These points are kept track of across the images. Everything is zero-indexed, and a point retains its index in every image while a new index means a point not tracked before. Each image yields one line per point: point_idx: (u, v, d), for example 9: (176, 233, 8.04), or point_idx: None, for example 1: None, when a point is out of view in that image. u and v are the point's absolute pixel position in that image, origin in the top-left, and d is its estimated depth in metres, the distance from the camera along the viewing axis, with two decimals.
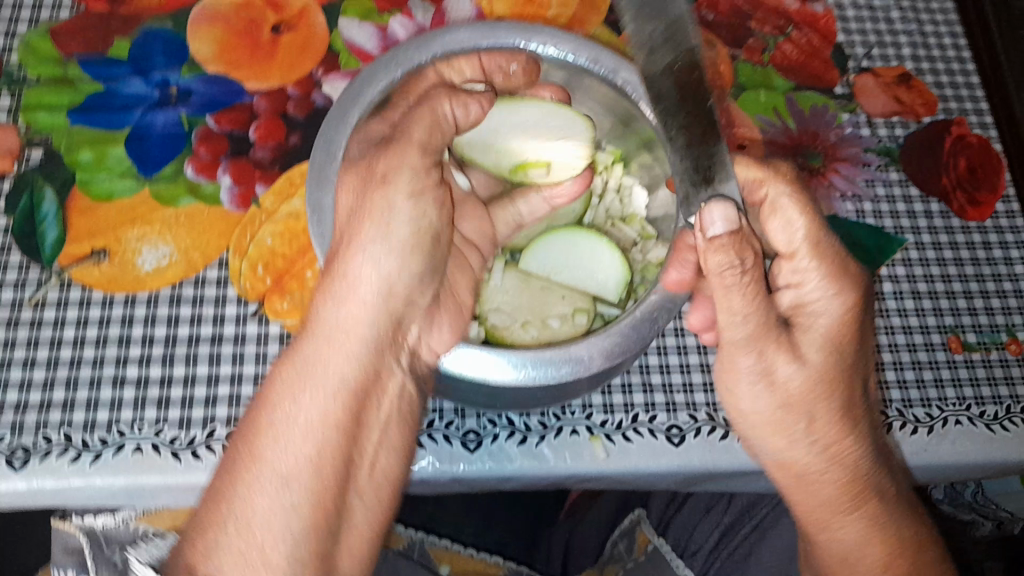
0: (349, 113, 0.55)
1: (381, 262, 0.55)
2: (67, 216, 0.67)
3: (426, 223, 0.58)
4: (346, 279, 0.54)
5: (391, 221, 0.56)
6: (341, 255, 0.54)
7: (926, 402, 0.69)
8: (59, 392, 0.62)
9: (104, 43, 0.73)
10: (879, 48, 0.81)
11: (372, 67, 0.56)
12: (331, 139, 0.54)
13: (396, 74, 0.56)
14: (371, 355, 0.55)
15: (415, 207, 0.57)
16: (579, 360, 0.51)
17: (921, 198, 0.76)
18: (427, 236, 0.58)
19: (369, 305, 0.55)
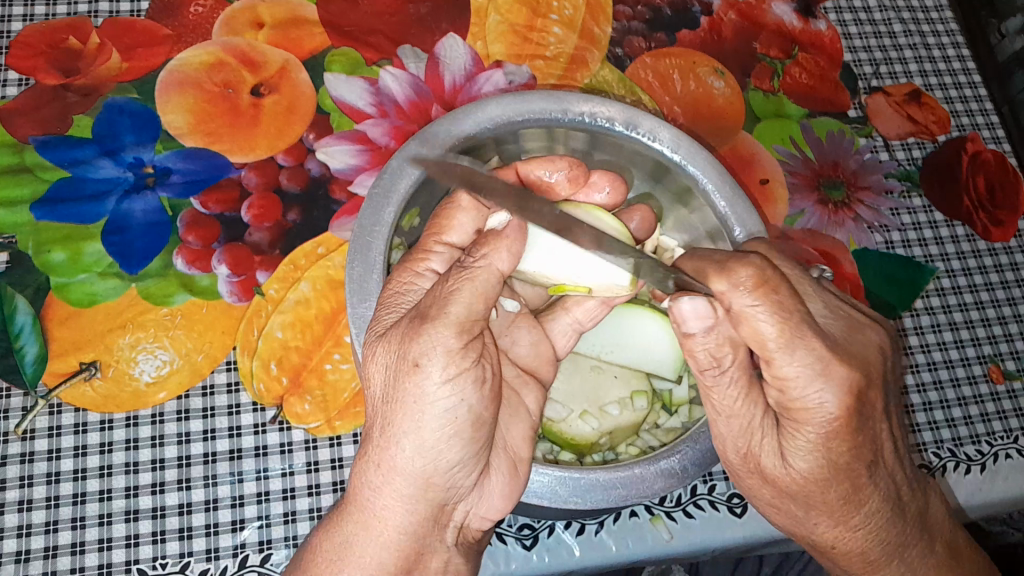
0: (384, 210, 0.51)
1: (417, 456, 0.43)
2: (46, 328, 0.59)
3: (469, 409, 0.43)
4: (382, 465, 0.43)
5: (427, 409, 0.42)
6: (380, 434, 0.43)
7: (976, 439, 0.67)
8: (65, 534, 0.55)
9: (61, 121, 0.65)
10: (887, 66, 0.79)
11: (401, 155, 0.52)
12: (368, 244, 0.50)
13: None
14: (414, 536, 0.45)
15: (454, 392, 0.42)
16: (669, 472, 0.49)
17: (946, 222, 0.74)
18: (471, 420, 0.43)
19: (410, 493, 0.44)
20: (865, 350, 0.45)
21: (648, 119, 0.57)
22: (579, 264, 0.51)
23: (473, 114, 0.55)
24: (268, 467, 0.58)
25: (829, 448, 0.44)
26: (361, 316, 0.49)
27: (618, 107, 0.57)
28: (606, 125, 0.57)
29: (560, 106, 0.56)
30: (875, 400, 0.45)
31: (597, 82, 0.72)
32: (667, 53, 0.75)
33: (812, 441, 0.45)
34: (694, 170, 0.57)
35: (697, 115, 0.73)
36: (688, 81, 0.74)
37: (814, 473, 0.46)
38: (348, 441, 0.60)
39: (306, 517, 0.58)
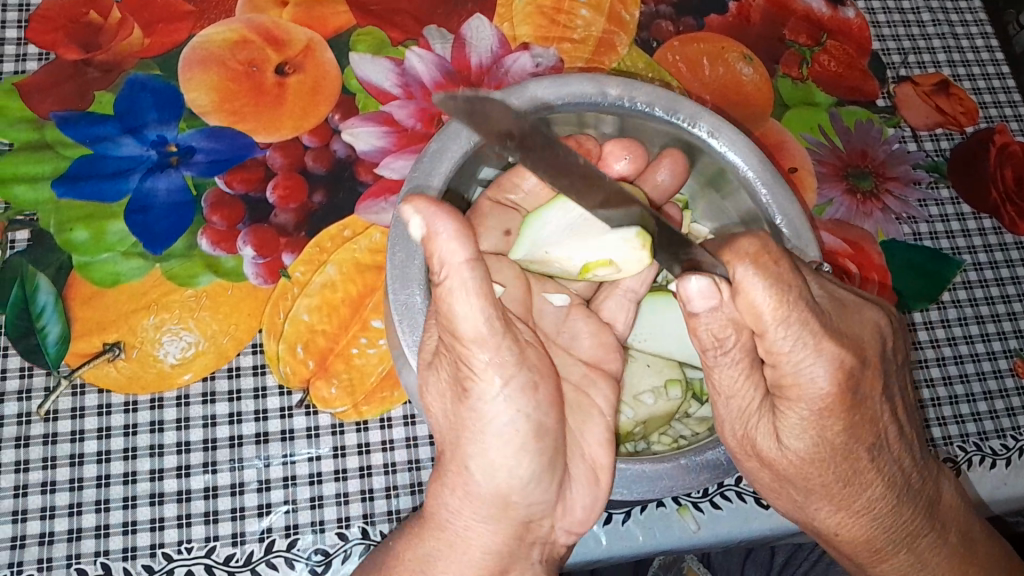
0: (424, 195, 0.50)
1: (483, 473, 0.42)
2: (68, 308, 0.59)
3: (535, 416, 0.42)
4: (455, 485, 0.43)
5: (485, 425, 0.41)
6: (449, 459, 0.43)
7: (1002, 433, 0.67)
8: (89, 516, 0.54)
9: (83, 97, 0.63)
10: (915, 55, 0.78)
11: (439, 138, 0.52)
12: (409, 230, 0.49)
13: (470, 145, 0.52)
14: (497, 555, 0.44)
15: (514, 401, 0.41)
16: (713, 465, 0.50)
17: (974, 214, 0.73)
18: (538, 429, 0.42)
19: (486, 512, 0.43)
20: (862, 333, 0.44)
21: (688, 104, 0.56)
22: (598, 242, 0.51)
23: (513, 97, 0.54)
24: (299, 451, 0.58)
25: (823, 427, 0.43)
26: (404, 303, 0.49)
27: (659, 93, 0.56)
28: (647, 110, 0.56)
29: (598, 90, 0.56)
30: (871, 378, 0.43)
31: (624, 66, 0.71)
32: (695, 38, 0.74)
33: (805, 419, 0.43)
34: (734, 157, 0.56)
35: (726, 102, 0.72)
36: (716, 67, 0.73)
37: (810, 453, 0.44)
38: (376, 426, 0.59)
39: (333, 502, 0.57)
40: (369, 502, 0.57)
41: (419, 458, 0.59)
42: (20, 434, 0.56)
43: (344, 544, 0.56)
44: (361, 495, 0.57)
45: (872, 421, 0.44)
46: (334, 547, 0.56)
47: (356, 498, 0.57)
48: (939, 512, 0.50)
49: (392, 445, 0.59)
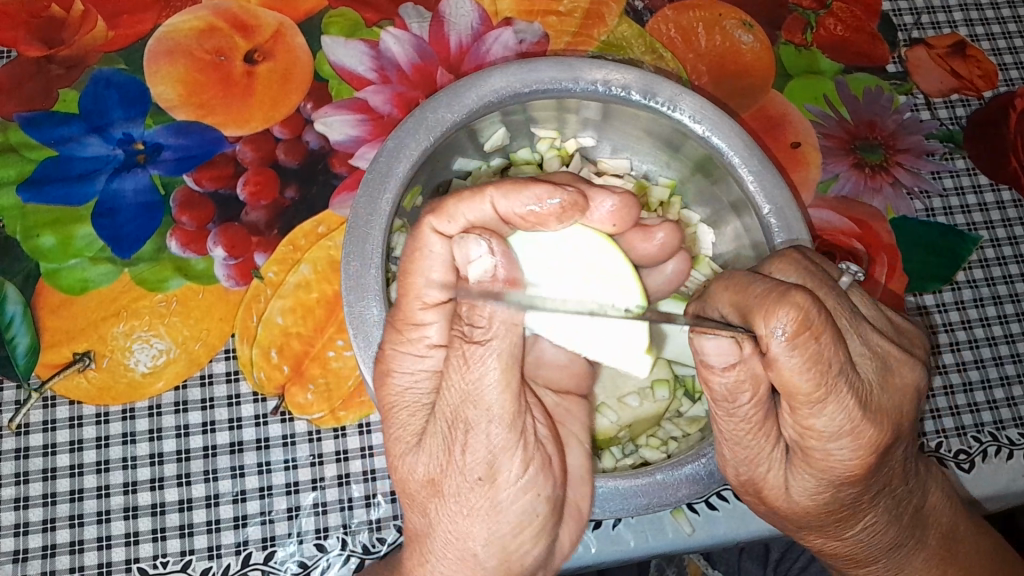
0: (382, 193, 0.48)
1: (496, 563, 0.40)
2: (37, 317, 0.57)
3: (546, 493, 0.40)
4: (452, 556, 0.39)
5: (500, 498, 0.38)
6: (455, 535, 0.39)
7: (1020, 421, 0.63)
8: (63, 532, 0.54)
9: (47, 97, 0.61)
10: (929, 15, 0.73)
11: (395, 135, 0.49)
12: (365, 234, 0.48)
13: (426, 143, 0.49)
14: None
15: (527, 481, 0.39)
16: (693, 478, 0.47)
17: (991, 187, 0.69)
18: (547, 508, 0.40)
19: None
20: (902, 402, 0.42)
21: (667, 86, 0.52)
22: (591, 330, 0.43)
23: (474, 87, 0.51)
24: (274, 459, 0.56)
25: (836, 491, 0.42)
26: (359, 315, 0.47)
27: (638, 74, 0.52)
28: (621, 94, 0.52)
29: (570, 74, 0.52)
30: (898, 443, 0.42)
31: (615, 39, 0.67)
32: (692, 6, 0.69)
33: (814, 480, 0.42)
34: (719, 142, 0.52)
35: (724, 74, 0.68)
36: (715, 37, 0.69)
37: (823, 505, 0.43)
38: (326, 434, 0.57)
39: (310, 513, 0.55)
40: (348, 512, 0.56)
41: (377, 467, 0.57)
42: None
43: (322, 555, 0.55)
44: (339, 505, 0.56)
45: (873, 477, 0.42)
46: (313, 559, 0.54)
47: (334, 508, 0.56)
48: (921, 519, 0.47)
49: (371, 452, 0.57)
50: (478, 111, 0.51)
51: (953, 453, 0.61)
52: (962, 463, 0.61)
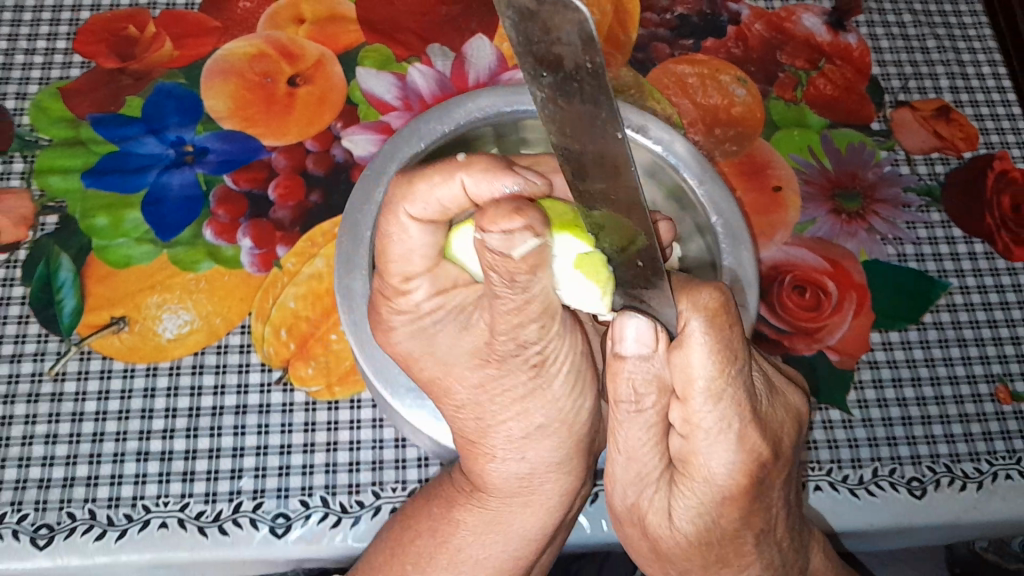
0: (375, 190, 0.56)
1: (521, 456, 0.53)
2: (84, 284, 0.66)
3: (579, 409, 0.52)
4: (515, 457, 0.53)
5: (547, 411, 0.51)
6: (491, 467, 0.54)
7: (975, 456, 0.66)
8: (82, 467, 0.61)
9: (116, 102, 0.71)
10: (916, 81, 0.79)
11: (393, 141, 0.57)
12: (358, 221, 0.55)
13: (420, 147, 0.57)
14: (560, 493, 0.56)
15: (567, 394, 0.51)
16: None
17: (965, 239, 0.73)
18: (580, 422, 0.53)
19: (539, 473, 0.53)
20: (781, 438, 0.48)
21: (634, 113, 0.60)
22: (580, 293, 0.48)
23: (463, 104, 0.59)
24: (271, 422, 0.63)
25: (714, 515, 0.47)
26: (347, 287, 0.54)
27: None
28: None
29: None
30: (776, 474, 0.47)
31: (618, 84, 0.75)
32: (690, 61, 0.77)
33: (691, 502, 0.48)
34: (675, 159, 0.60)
35: (715, 121, 0.75)
36: (710, 89, 0.76)
37: (697, 535, 0.49)
38: (417, 468, 0.63)
39: (299, 472, 0.62)
40: (332, 474, 0.62)
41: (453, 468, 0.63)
42: (31, 391, 0.63)
43: (305, 510, 0.61)
44: (325, 467, 0.62)
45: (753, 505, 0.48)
46: (296, 513, 0.61)
47: (320, 470, 0.62)
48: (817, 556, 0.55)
49: (359, 424, 0.64)
50: (465, 125, 0.59)
51: (907, 480, 0.65)
52: (914, 490, 0.64)
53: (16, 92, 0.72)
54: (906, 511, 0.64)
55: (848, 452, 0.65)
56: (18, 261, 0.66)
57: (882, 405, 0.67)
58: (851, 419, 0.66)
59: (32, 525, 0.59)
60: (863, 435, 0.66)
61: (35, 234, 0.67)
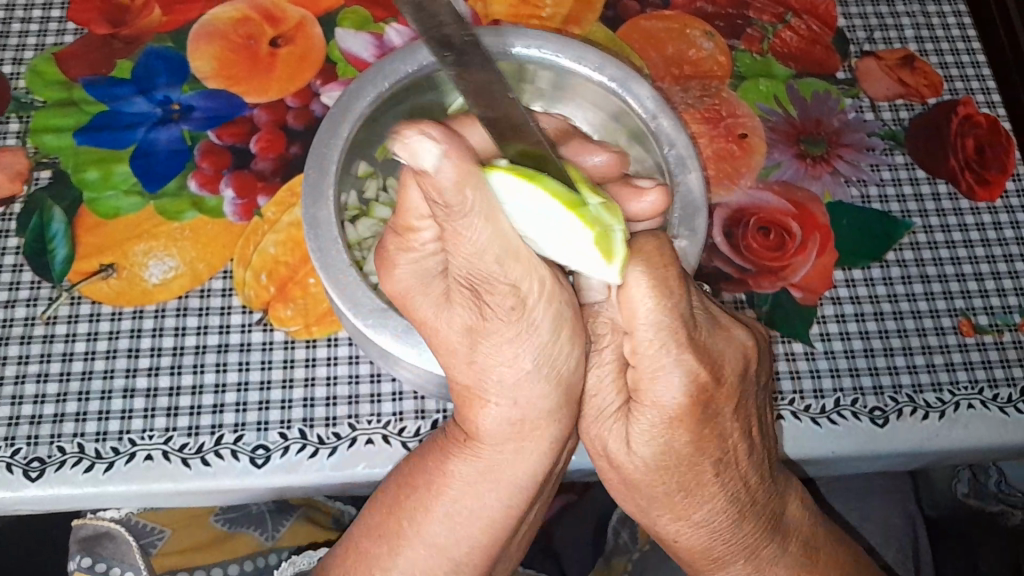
0: (341, 125, 0.59)
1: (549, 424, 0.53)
2: (75, 234, 0.69)
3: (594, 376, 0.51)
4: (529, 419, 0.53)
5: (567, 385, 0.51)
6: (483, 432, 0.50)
7: (938, 386, 0.67)
8: (72, 404, 0.64)
9: (107, 65, 0.74)
10: (881, 32, 0.81)
11: (359, 82, 0.60)
12: (324, 154, 0.58)
13: (384, 87, 0.60)
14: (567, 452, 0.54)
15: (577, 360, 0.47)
16: None
17: (929, 180, 0.75)
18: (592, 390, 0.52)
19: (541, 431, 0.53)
20: (722, 353, 0.49)
21: (592, 54, 0.62)
22: (569, 247, 0.42)
23: (427, 48, 0.61)
24: (251, 360, 0.66)
25: (671, 435, 0.49)
26: (313, 217, 0.57)
27: (568, 45, 0.62)
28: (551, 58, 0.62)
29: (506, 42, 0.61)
30: (724, 399, 0.49)
31: (587, 40, 0.77)
32: (660, 17, 0.79)
33: (654, 426, 0.49)
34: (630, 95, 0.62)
35: (682, 73, 0.77)
36: (678, 43, 0.78)
37: (656, 461, 0.50)
38: (413, 419, 0.65)
39: (278, 406, 0.64)
40: (310, 408, 0.65)
41: (426, 407, 0.65)
42: (25, 333, 0.66)
43: (284, 441, 0.63)
44: (303, 401, 0.65)
45: (718, 437, 0.50)
46: (275, 444, 0.63)
47: (298, 404, 0.65)
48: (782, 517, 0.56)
49: (336, 361, 0.66)
50: (429, 68, 0.61)
51: (869, 409, 0.66)
52: (876, 418, 0.66)
53: (13, 59, 0.76)
54: (868, 438, 0.65)
55: (810, 382, 0.67)
56: (13, 214, 0.70)
57: (844, 338, 0.69)
58: (814, 351, 0.68)
59: (26, 458, 0.62)
60: (825, 366, 0.67)
61: (29, 188, 0.70)
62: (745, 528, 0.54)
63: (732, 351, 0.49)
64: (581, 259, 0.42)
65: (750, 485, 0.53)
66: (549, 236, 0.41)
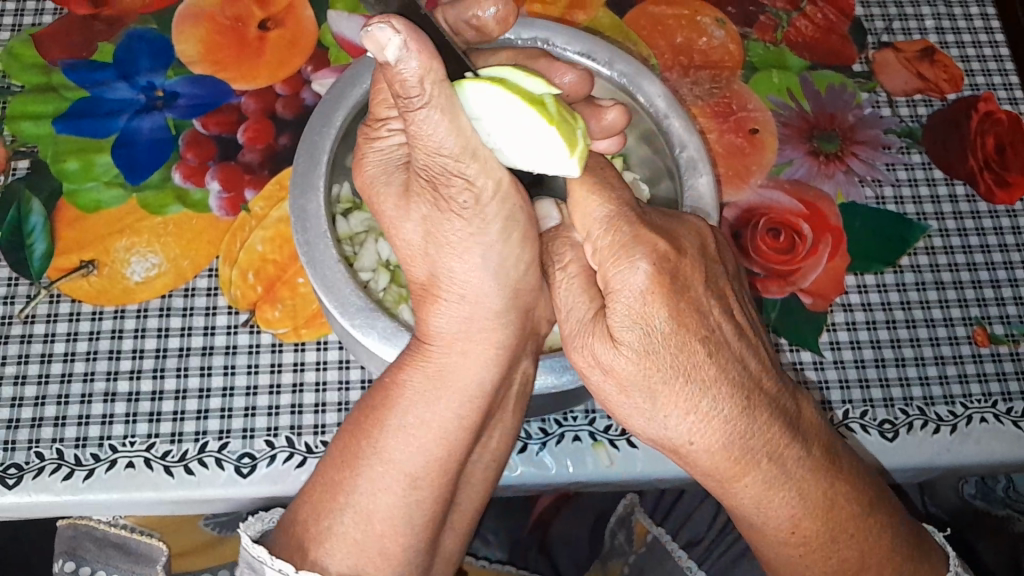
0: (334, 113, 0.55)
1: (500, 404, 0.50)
2: (54, 228, 0.66)
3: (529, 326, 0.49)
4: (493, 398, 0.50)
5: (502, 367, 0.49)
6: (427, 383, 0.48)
7: (950, 399, 0.65)
8: (51, 407, 0.61)
9: (88, 48, 0.71)
10: (900, 22, 0.77)
11: (355, 66, 0.56)
12: (316, 142, 0.54)
13: None
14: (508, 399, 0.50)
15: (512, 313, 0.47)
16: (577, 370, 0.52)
17: (946, 181, 0.72)
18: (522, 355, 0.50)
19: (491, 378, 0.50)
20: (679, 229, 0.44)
21: (605, 49, 0.56)
22: (529, 140, 0.41)
23: None
24: (236, 364, 0.63)
25: (649, 314, 0.41)
26: (301, 208, 0.53)
27: (577, 37, 0.57)
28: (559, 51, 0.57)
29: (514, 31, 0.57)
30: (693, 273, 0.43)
31: (593, 26, 0.73)
32: (669, 2, 0.75)
33: (631, 308, 0.42)
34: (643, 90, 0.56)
35: (691, 63, 0.73)
36: (686, 31, 0.74)
37: (641, 347, 0.42)
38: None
39: (264, 413, 0.62)
40: (297, 415, 0.62)
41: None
42: (2, 332, 0.64)
43: (271, 449, 0.61)
44: (291, 408, 0.62)
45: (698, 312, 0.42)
46: (261, 453, 0.61)
47: (286, 410, 0.62)
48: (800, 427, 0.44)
49: (326, 366, 0.64)
50: None
51: (879, 422, 0.64)
52: (886, 432, 0.63)
53: None
54: (878, 453, 0.63)
55: (819, 395, 0.65)
56: None
57: (855, 347, 0.66)
58: (822, 361, 0.66)
59: (2, 464, 0.60)
60: (835, 377, 0.65)
61: (6, 178, 0.67)
62: (755, 424, 0.42)
63: (688, 229, 0.45)
64: (547, 159, 0.42)
65: (756, 374, 0.43)
66: (505, 132, 0.41)
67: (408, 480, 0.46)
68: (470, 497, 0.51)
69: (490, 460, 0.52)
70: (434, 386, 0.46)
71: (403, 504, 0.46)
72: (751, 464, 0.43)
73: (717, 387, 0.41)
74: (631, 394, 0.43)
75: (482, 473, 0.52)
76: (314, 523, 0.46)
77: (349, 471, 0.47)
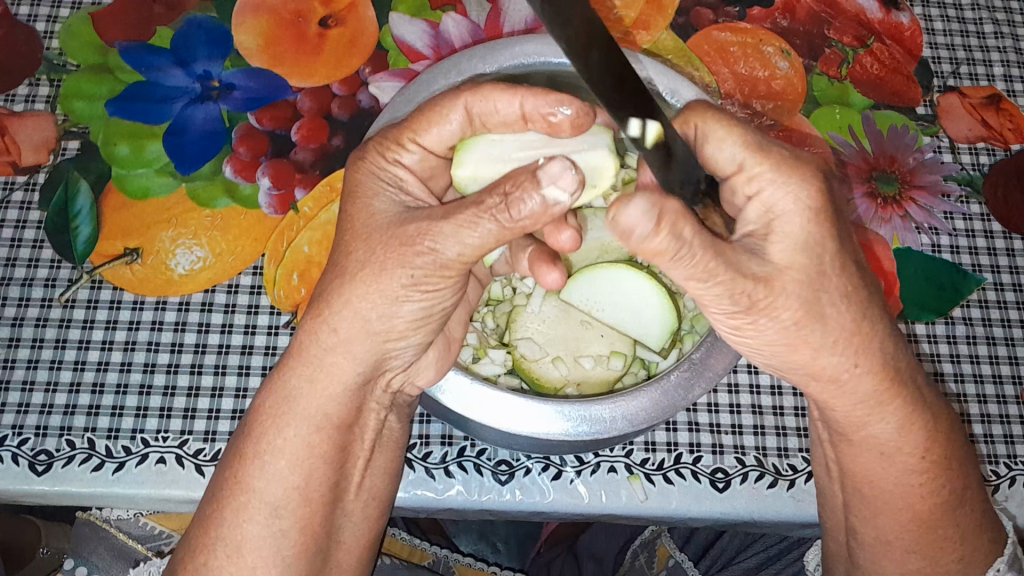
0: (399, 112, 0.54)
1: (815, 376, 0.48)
2: (100, 212, 0.66)
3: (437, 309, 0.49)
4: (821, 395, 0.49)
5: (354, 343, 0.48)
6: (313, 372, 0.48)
7: (994, 459, 0.64)
8: (85, 396, 0.61)
9: (145, 32, 0.70)
10: (968, 67, 0.76)
11: (433, 70, 0.53)
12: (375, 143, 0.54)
13: (454, 81, 0.53)
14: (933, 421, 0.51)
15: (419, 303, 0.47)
16: (599, 421, 0.51)
17: (1003, 235, 0.71)
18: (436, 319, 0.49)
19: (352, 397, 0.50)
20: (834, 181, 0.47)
21: (691, 91, 0.51)
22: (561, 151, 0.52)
23: (508, 46, 0.53)
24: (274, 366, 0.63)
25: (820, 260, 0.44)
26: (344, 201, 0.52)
27: (667, 74, 0.51)
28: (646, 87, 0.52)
29: None
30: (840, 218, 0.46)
31: (655, 48, 0.71)
32: (734, 28, 0.73)
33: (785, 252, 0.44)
34: None
35: (754, 93, 0.71)
36: (751, 58, 0.72)
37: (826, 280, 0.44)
38: (439, 445, 0.63)
39: None
40: None
41: (453, 433, 0.63)
42: (41, 316, 0.63)
43: None
44: None
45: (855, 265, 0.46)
46: None
47: None
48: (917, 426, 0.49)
49: None
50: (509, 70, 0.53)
51: None
52: None
53: (47, 16, 0.71)
54: None
55: None
56: (36, 184, 0.66)
57: None
58: None
59: (33, 450, 0.60)
60: None
61: (55, 158, 0.67)
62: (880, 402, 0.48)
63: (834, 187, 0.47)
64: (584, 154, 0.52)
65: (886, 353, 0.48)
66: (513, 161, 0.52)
67: (265, 507, 0.49)
68: (360, 519, 0.54)
69: (368, 500, 0.55)
70: (283, 411, 0.49)
71: (267, 534, 0.49)
72: (903, 390, 0.48)
73: (884, 319, 0.47)
74: (769, 347, 0.46)
75: (362, 512, 0.54)
76: (189, 559, 0.49)
77: (216, 506, 0.50)
